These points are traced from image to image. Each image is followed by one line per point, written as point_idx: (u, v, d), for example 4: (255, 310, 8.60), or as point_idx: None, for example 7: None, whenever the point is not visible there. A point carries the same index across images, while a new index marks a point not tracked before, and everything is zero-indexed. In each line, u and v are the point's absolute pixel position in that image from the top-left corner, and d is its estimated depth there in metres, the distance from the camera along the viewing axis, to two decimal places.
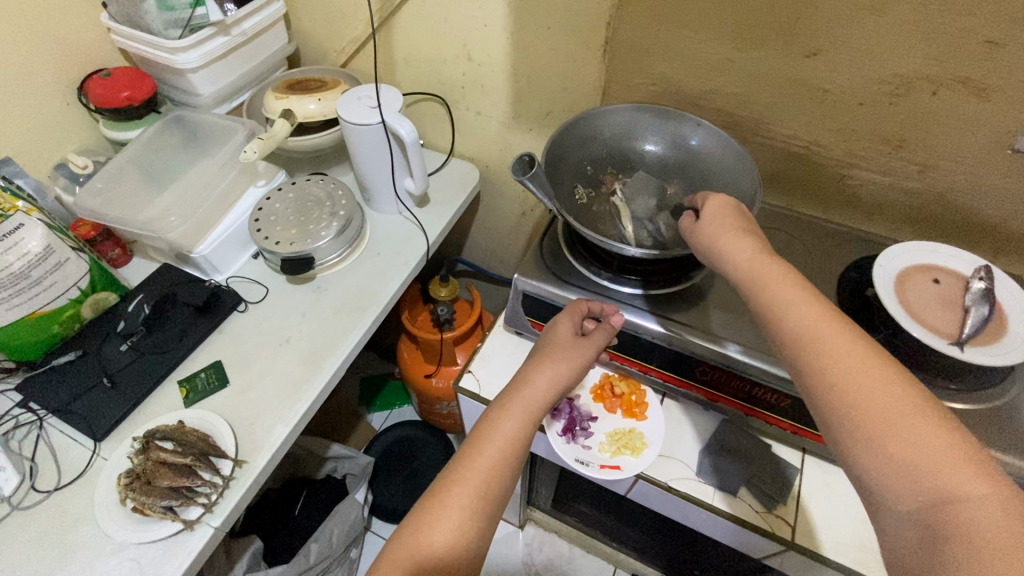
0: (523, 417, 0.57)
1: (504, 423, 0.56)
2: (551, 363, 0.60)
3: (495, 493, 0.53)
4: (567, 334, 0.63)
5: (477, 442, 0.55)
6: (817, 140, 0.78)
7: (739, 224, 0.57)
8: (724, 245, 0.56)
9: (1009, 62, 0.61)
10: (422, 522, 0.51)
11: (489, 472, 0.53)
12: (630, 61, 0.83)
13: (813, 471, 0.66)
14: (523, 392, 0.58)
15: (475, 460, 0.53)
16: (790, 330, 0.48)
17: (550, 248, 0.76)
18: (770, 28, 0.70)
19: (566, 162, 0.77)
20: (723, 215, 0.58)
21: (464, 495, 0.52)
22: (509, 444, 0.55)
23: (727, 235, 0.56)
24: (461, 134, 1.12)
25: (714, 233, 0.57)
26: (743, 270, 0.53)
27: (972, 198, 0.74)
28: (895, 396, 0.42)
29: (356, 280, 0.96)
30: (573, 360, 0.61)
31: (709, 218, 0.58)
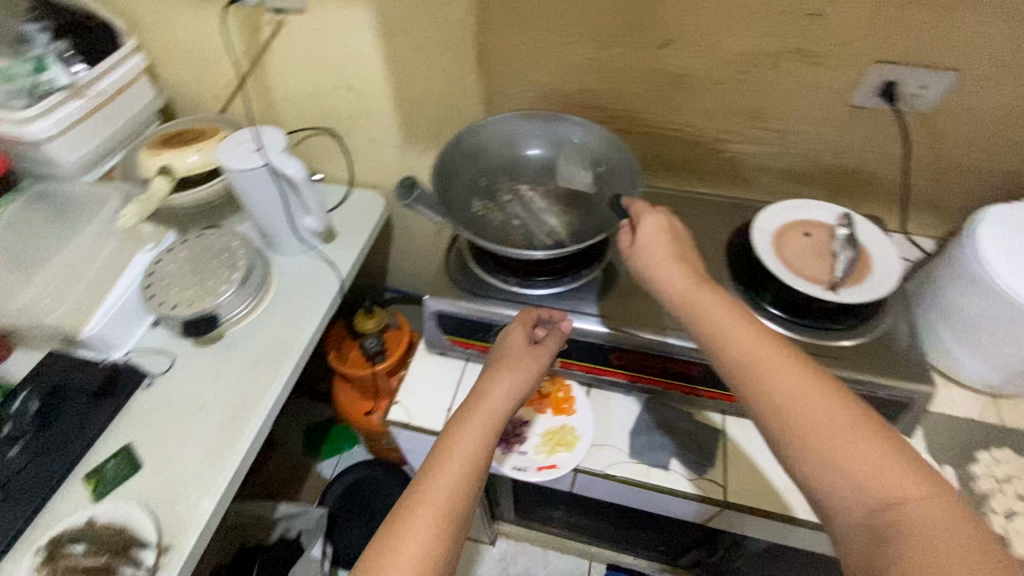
0: (483, 432, 0.56)
1: (464, 439, 0.55)
2: (507, 374, 0.60)
3: (460, 515, 0.51)
4: (520, 343, 0.64)
5: (438, 463, 0.53)
6: (689, 122, 0.83)
7: (671, 247, 0.58)
8: (659, 275, 0.56)
9: (831, 30, 0.68)
10: (380, 558, 0.47)
11: (451, 493, 0.51)
12: (505, 71, 0.85)
13: (737, 429, 0.70)
14: (481, 406, 0.58)
15: (437, 480, 0.52)
16: (736, 364, 0.49)
17: (457, 263, 0.76)
18: (623, 25, 0.74)
19: (457, 178, 0.77)
20: (654, 240, 0.58)
21: (427, 519, 0.49)
22: (469, 461, 0.54)
23: (660, 265, 0.57)
24: (358, 164, 1.10)
25: (652, 258, 0.57)
26: (678, 297, 0.55)
27: (828, 155, 0.81)
28: (835, 410, 0.45)
29: (270, 329, 0.92)
30: (529, 369, 0.62)
31: (643, 242, 0.58)
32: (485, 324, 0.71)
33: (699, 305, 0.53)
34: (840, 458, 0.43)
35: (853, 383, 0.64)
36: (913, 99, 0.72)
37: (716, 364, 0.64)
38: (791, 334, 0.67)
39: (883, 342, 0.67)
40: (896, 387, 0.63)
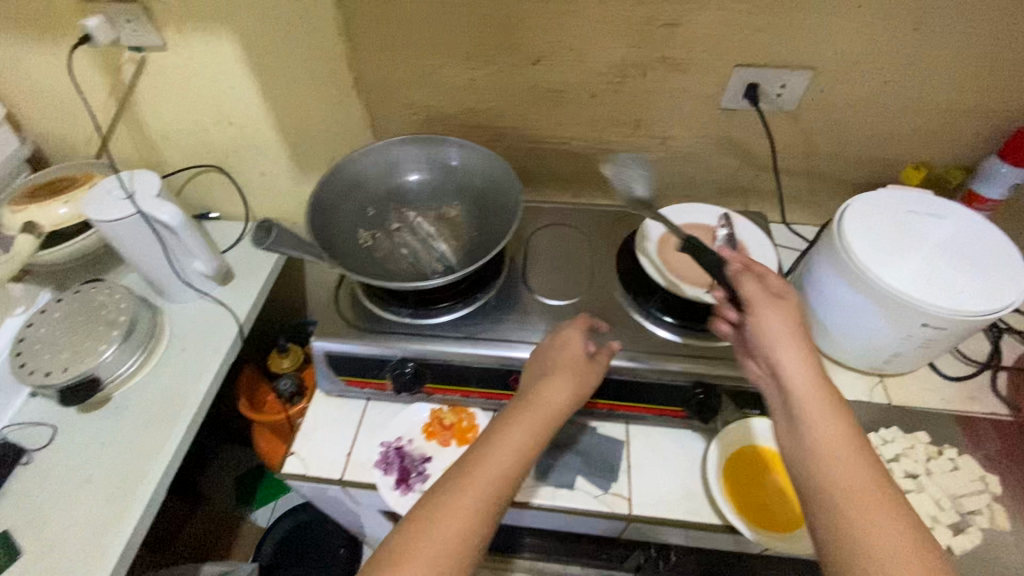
0: (524, 445, 0.53)
1: (502, 450, 0.52)
2: (557, 387, 0.58)
3: (482, 532, 0.48)
4: (576, 356, 0.61)
5: (474, 473, 0.50)
6: (574, 134, 0.83)
7: (801, 324, 0.53)
8: (778, 348, 0.52)
9: (689, 38, 0.70)
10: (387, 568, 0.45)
11: (478, 506, 0.49)
12: (385, 96, 0.83)
13: (641, 437, 0.70)
14: (529, 417, 0.55)
15: (466, 488, 0.49)
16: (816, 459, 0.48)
17: (347, 298, 0.73)
18: (492, 44, 0.74)
19: (339, 212, 0.74)
20: (787, 311, 0.53)
21: (447, 533, 0.46)
22: (503, 474, 0.51)
23: (786, 341, 0.52)
24: (255, 199, 1.05)
25: (763, 321, 0.53)
26: (781, 365, 0.52)
27: (710, 156, 0.83)
28: (903, 546, 0.42)
29: (162, 386, 0.86)
30: (579, 386, 0.59)
31: (760, 305, 0.54)
32: (378, 360, 0.68)
33: (800, 390, 0.50)
34: None
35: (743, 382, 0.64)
36: (776, 98, 0.74)
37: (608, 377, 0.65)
38: (682, 340, 0.67)
39: None
40: None
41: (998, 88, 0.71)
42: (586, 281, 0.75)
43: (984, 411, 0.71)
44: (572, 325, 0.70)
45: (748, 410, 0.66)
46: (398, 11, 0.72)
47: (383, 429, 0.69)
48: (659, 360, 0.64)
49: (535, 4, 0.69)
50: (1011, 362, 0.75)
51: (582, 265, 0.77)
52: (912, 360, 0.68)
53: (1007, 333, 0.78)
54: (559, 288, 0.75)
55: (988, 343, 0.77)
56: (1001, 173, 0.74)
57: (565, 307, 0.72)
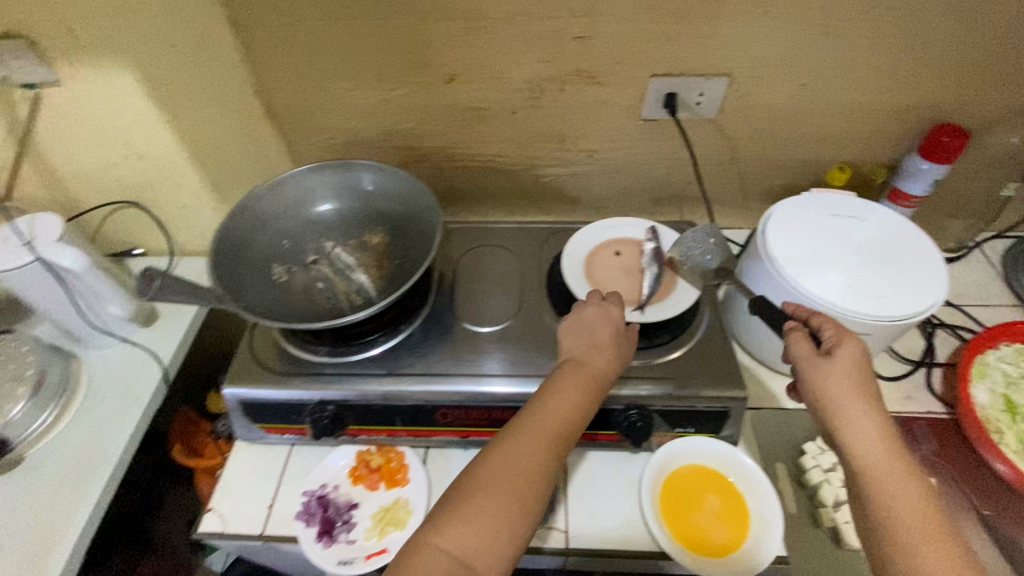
0: (581, 404, 0.55)
1: (559, 407, 0.53)
2: (604, 348, 0.59)
3: (543, 483, 0.50)
4: (616, 317, 0.62)
5: (510, 450, 0.51)
6: (500, 151, 0.81)
7: (869, 389, 0.50)
8: (841, 412, 0.49)
9: (602, 50, 0.68)
10: (452, 519, 0.47)
11: (541, 460, 0.50)
12: (300, 122, 0.79)
13: (578, 464, 0.67)
14: (583, 376, 0.56)
15: (526, 444, 0.51)
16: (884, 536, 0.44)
17: (264, 339, 0.69)
18: (403, 65, 0.71)
19: (249, 249, 0.70)
20: (846, 371, 0.51)
21: (510, 488, 0.48)
22: (561, 430, 0.53)
23: (850, 403, 0.49)
24: (180, 233, 1.00)
25: (824, 378, 0.51)
26: (839, 420, 0.50)
27: (638, 166, 0.82)
28: None
29: (78, 442, 0.81)
30: (621, 348, 0.60)
31: (821, 364, 0.52)
32: (296, 404, 0.64)
33: (864, 448, 0.48)
34: None
35: (674, 402, 0.63)
36: (697, 107, 0.73)
37: None
38: None
39: (700, 352, 0.67)
40: (714, 398, 0.63)
41: (913, 87, 0.70)
42: (516, 304, 0.73)
43: (921, 410, 0.70)
44: (500, 353, 0.67)
45: (682, 428, 0.65)
46: (300, 35, 0.68)
47: (306, 477, 0.66)
48: None
49: (441, 22, 0.66)
50: (944, 358, 0.75)
51: (514, 288, 0.75)
52: None
53: (939, 328, 0.78)
54: (488, 313, 0.72)
55: (921, 340, 0.77)
56: (922, 170, 0.74)
57: (494, 334, 0.70)
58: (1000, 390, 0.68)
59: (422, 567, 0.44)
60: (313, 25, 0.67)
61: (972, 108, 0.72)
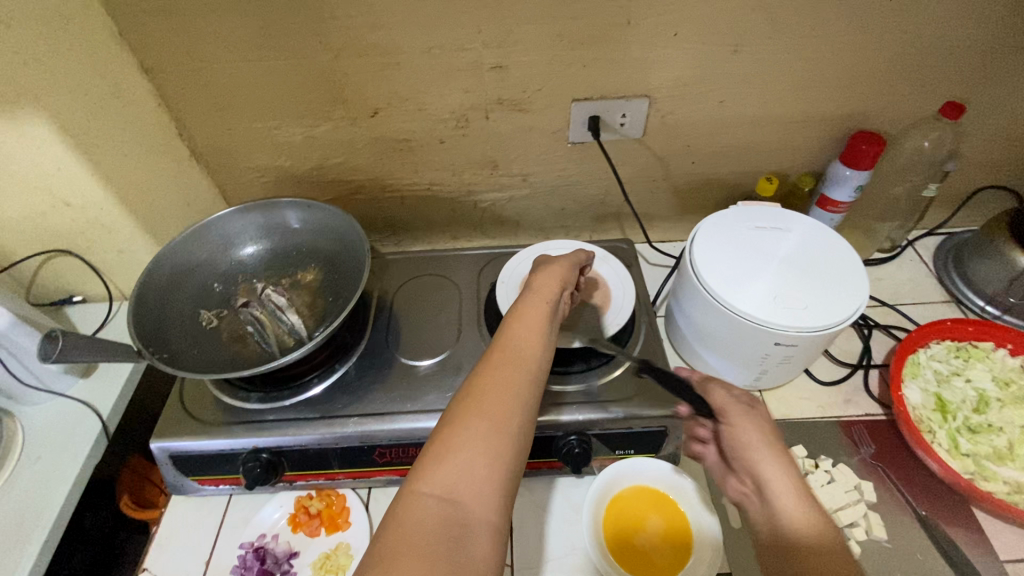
0: (544, 312, 0.54)
1: (525, 326, 0.52)
2: (552, 271, 0.60)
3: (526, 392, 0.46)
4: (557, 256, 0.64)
5: (486, 377, 0.47)
6: (434, 180, 0.81)
7: (778, 441, 0.51)
8: (753, 460, 0.51)
9: (521, 79, 0.69)
10: (435, 460, 0.41)
11: (518, 364, 0.48)
12: (227, 161, 0.78)
13: (524, 493, 0.67)
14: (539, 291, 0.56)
15: (502, 362, 0.48)
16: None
17: (194, 389, 0.67)
18: (324, 103, 0.71)
19: (174, 297, 0.68)
20: (761, 422, 0.52)
21: (493, 403, 0.44)
22: (533, 341, 0.50)
23: (761, 453, 0.50)
24: (118, 278, 0.97)
25: (740, 432, 0.52)
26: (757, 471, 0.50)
27: (572, 187, 0.82)
28: None
29: (10, 507, 0.76)
30: (571, 267, 0.61)
31: (736, 417, 0.53)
32: (228, 454, 0.63)
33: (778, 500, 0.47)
34: None
35: (610, 425, 0.63)
36: (622, 128, 0.74)
37: None
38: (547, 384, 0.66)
39: (637, 372, 0.67)
40: (649, 418, 0.63)
41: (826, 98, 0.72)
42: (455, 334, 0.73)
43: (859, 412, 0.72)
44: (438, 387, 0.66)
45: (622, 450, 0.65)
46: (216, 77, 0.67)
47: (244, 528, 0.64)
48: None
49: (357, 59, 0.66)
50: (881, 358, 0.77)
51: (451, 318, 0.75)
52: (780, 375, 0.68)
53: (874, 329, 0.80)
54: (427, 344, 0.72)
55: (858, 342, 0.79)
56: (845, 177, 0.76)
57: (433, 366, 0.69)
58: (931, 389, 0.70)
59: (413, 518, 0.39)
60: (227, 67, 0.66)
61: (885, 115, 0.75)
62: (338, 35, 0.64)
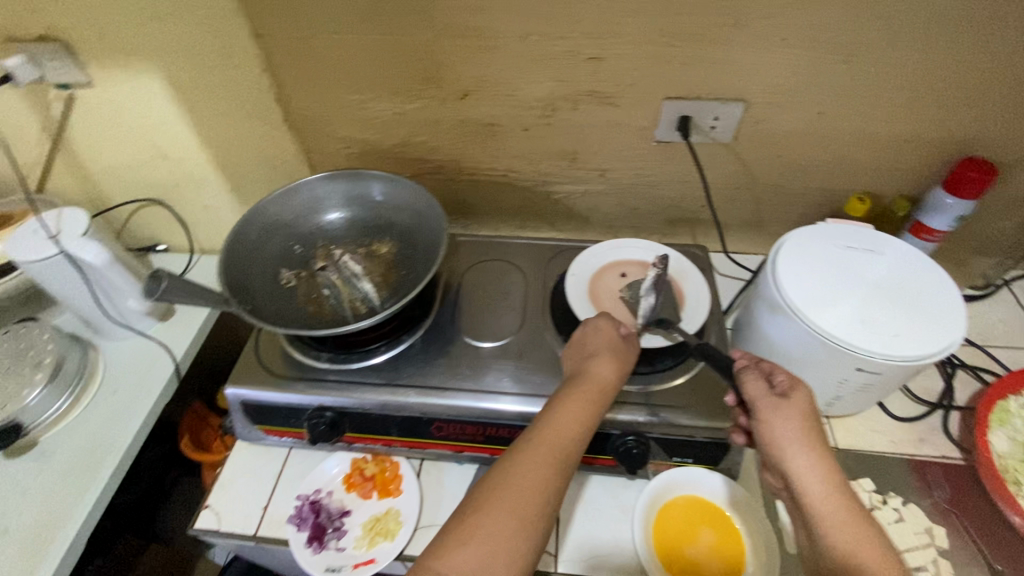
0: (584, 412, 0.54)
1: (564, 419, 0.53)
2: (604, 366, 0.58)
3: (550, 495, 0.48)
4: (614, 341, 0.61)
5: (517, 470, 0.49)
6: (512, 167, 0.81)
7: (814, 433, 0.49)
8: (789, 460, 0.49)
9: (614, 72, 0.68)
10: (455, 545, 0.45)
11: (547, 472, 0.49)
12: (317, 130, 0.81)
13: (573, 487, 0.66)
14: (583, 393, 0.55)
15: (532, 456, 0.50)
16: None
17: (268, 342, 0.71)
18: (416, 80, 0.72)
19: (259, 253, 0.72)
20: (797, 417, 0.49)
21: (516, 501, 0.47)
22: (568, 437, 0.52)
23: (796, 450, 0.48)
24: (200, 232, 1.03)
25: (774, 428, 0.49)
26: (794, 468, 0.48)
27: (650, 186, 0.81)
28: None
29: (88, 432, 0.82)
30: (623, 363, 0.59)
31: (768, 410, 0.50)
32: (295, 408, 0.65)
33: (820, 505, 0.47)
34: None
35: (672, 430, 0.61)
36: (710, 130, 0.73)
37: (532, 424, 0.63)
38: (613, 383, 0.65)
39: (705, 379, 0.65)
40: (711, 428, 0.61)
41: (936, 120, 0.68)
42: (519, 321, 0.73)
43: (934, 454, 0.68)
44: (500, 370, 0.67)
45: (680, 458, 0.63)
46: (318, 48, 0.70)
47: (301, 481, 0.67)
48: None
49: (454, 41, 0.67)
50: (964, 401, 0.72)
51: (517, 304, 0.75)
52: (855, 403, 0.65)
53: (959, 369, 0.75)
54: (491, 328, 0.72)
55: (940, 381, 0.74)
56: (946, 205, 0.71)
57: (496, 350, 0.69)
58: (1021, 440, 0.65)
59: None
60: (331, 39, 0.69)
61: (1001, 143, 0.70)
62: (440, 15, 0.64)
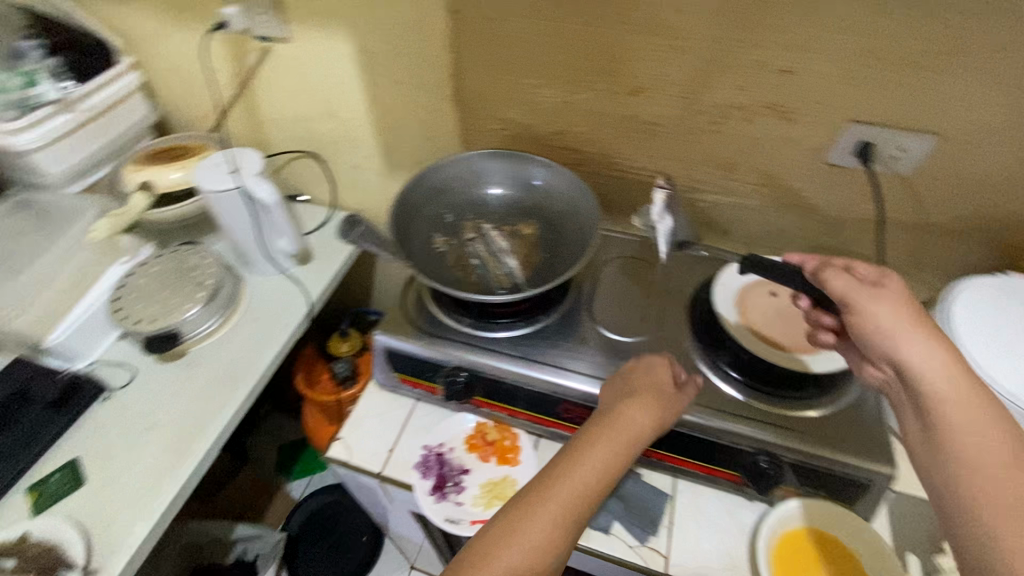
0: (607, 460, 0.55)
1: (584, 466, 0.55)
2: (638, 410, 0.58)
3: (559, 539, 0.51)
4: (659, 385, 0.61)
5: (527, 510, 0.52)
6: (665, 170, 0.81)
7: (915, 312, 0.51)
8: (895, 342, 0.49)
9: (803, 87, 0.66)
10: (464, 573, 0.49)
11: (558, 515, 0.52)
12: (480, 108, 0.84)
13: (688, 494, 0.67)
14: (610, 438, 0.56)
15: (545, 500, 0.53)
16: (968, 478, 0.44)
17: (414, 298, 0.76)
18: (595, 70, 0.73)
19: (420, 215, 0.77)
20: (895, 300, 0.51)
21: (523, 542, 0.50)
22: (585, 485, 0.54)
23: (903, 330, 0.49)
24: (343, 188, 1.10)
25: (879, 313, 0.50)
26: (900, 346, 0.49)
27: (805, 209, 0.79)
28: None
29: (230, 351, 0.90)
30: (661, 410, 0.58)
31: (871, 295, 0.52)
32: (434, 364, 0.69)
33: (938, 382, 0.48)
34: None
35: (809, 459, 0.59)
36: (889, 160, 0.70)
37: None
38: (747, 400, 0.64)
39: (849, 416, 0.62)
40: (850, 467, 0.59)
41: None
42: (654, 322, 0.73)
43: None
44: None
45: (809, 488, 0.62)
46: (507, 29, 0.73)
47: (426, 433, 0.71)
48: (712, 414, 0.62)
49: (645, 37, 0.67)
50: None
51: (654, 305, 0.75)
52: None
53: None
54: (626, 324, 0.73)
55: None
56: None
57: (630, 345, 0.70)
58: None
59: None
60: (523, 21, 0.71)
61: None
62: (639, 9, 0.65)
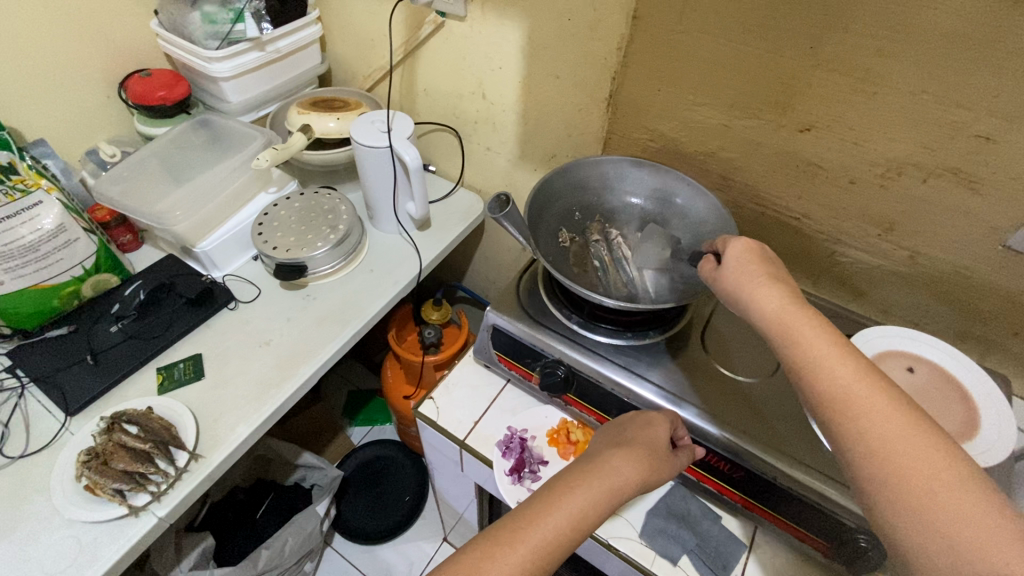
0: (587, 510, 0.51)
1: (563, 512, 0.50)
2: (627, 464, 0.54)
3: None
4: (657, 441, 0.58)
5: (491, 550, 0.47)
6: (812, 214, 0.78)
7: (761, 268, 0.55)
8: (746, 300, 0.54)
9: (1002, 159, 0.61)
10: None
11: (524, 560, 0.47)
12: (631, 116, 0.84)
13: (764, 550, 0.65)
14: (594, 486, 0.52)
15: (512, 544, 0.47)
16: (823, 394, 0.47)
17: (528, 285, 0.78)
18: (764, 100, 0.71)
19: (554, 208, 0.79)
20: (742, 265, 0.56)
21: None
22: (558, 531, 0.49)
23: (749, 288, 0.54)
24: (471, 166, 1.14)
25: (733, 278, 0.55)
26: (753, 306, 0.53)
27: (962, 289, 0.72)
28: (920, 457, 0.41)
29: (345, 293, 0.97)
30: (651, 467, 0.55)
31: (726, 263, 0.57)
32: (536, 352, 0.71)
33: (792, 328, 0.50)
34: (917, 500, 0.40)
35: None
36: None
37: (762, 473, 0.61)
38: None
39: None
40: None
41: None
42: (768, 368, 0.70)
43: None
44: (743, 408, 0.65)
45: None
46: (682, 42, 0.72)
47: (513, 416, 0.74)
48: (814, 475, 0.59)
49: (832, 74, 0.65)
50: None
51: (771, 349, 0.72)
52: None
53: None
54: (737, 361, 0.70)
55: None
56: None
57: (741, 386, 0.68)
58: None
59: None
60: (702, 37, 0.70)
61: None
62: (832, 45, 0.63)
